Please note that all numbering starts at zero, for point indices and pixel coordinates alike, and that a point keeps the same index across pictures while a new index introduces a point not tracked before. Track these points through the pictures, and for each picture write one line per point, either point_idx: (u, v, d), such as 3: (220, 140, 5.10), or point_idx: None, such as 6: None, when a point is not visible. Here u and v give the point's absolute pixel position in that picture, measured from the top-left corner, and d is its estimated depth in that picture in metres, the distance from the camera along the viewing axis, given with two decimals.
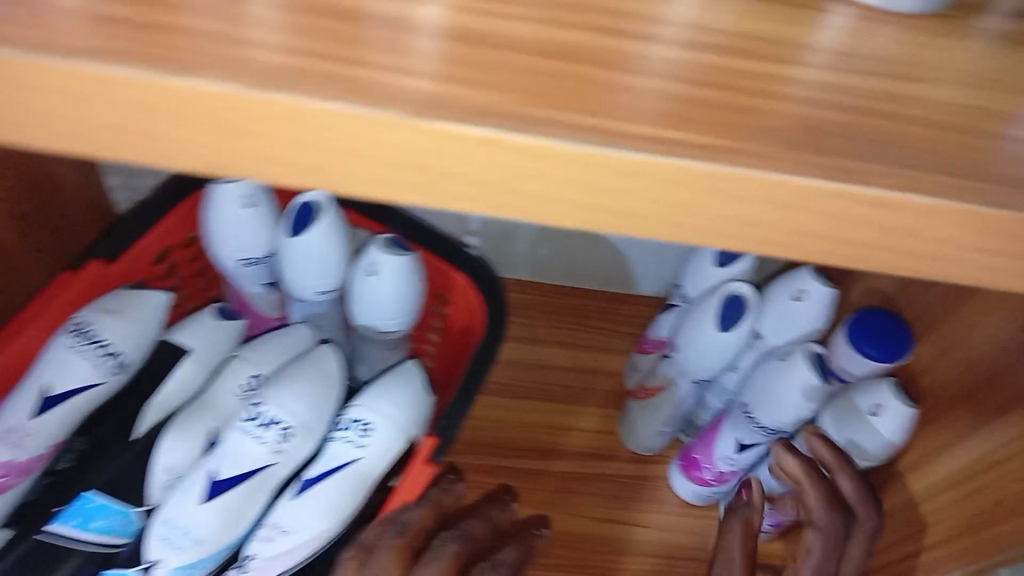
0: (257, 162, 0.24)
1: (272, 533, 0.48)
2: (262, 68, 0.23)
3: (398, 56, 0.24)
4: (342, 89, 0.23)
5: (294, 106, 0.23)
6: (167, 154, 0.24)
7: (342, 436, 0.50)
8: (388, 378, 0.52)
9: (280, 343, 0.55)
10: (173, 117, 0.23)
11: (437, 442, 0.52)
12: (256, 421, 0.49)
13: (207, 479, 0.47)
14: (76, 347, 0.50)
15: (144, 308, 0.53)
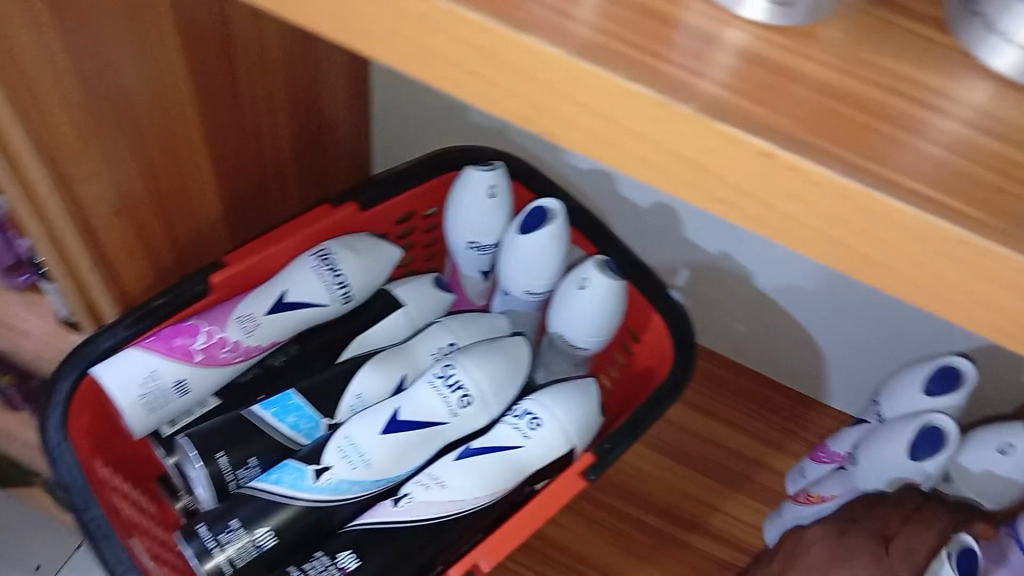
0: (539, 113, 0.25)
1: (430, 483, 0.51)
2: (571, 28, 0.24)
3: (688, 42, 0.25)
4: (635, 66, 0.24)
5: (600, 77, 0.23)
6: (456, 82, 0.25)
7: (512, 423, 0.54)
8: (564, 389, 0.55)
9: (480, 326, 0.61)
10: (478, 52, 0.24)
11: (594, 460, 0.54)
12: (447, 384, 0.54)
13: (391, 418, 0.52)
14: (318, 271, 0.58)
15: (380, 258, 0.61)
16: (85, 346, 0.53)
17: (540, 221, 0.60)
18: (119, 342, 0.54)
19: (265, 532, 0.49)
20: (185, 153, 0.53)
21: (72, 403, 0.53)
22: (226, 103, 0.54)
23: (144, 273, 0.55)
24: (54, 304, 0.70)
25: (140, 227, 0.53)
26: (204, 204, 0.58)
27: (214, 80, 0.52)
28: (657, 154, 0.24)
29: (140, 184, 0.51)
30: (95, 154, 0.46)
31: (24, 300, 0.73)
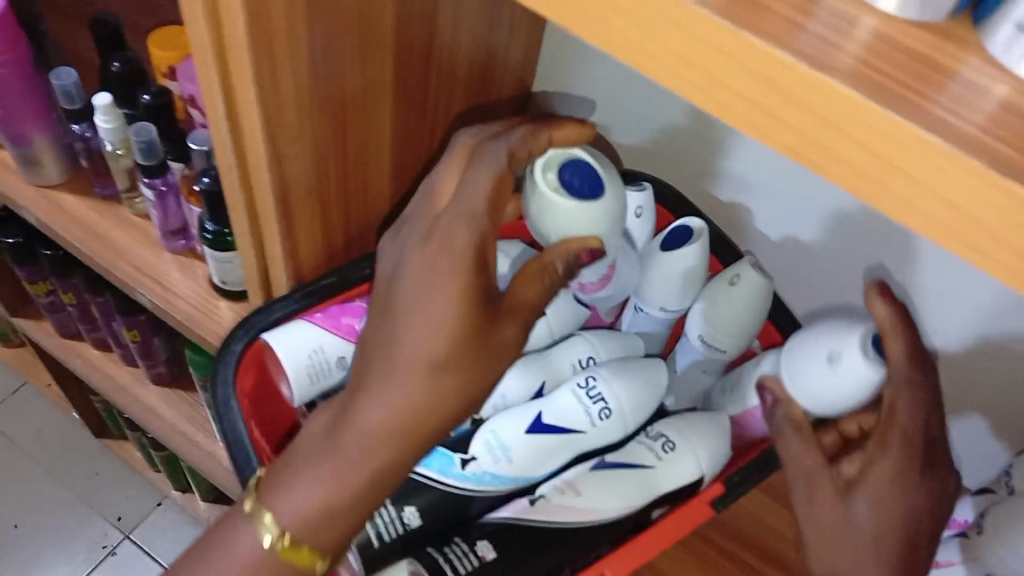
0: (814, 148, 0.26)
1: (565, 488, 0.52)
2: (853, 73, 0.26)
3: (966, 97, 0.26)
4: (923, 114, 0.25)
5: (890, 122, 0.24)
6: (736, 112, 0.27)
7: (648, 444, 0.55)
8: (699, 420, 0.56)
9: (617, 340, 0.62)
10: (766, 84, 0.26)
11: (723, 491, 0.55)
12: (589, 395, 0.55)
13: (535, 418, 0.53)
14: None
15: None
16: (260, 311, 0.56)
17: (686, 238, 0.63)
18: (290, 313, 0.57)
19: (411, 510, 0.51)
20: (374, 141, 0.56)
21: (241, 363, 0.56)
22: (416, 100, 0.57)
23: (317, 251, 0.58)
24: (209, 269, 0.75)
25: (324, 207, 0.56)
26: (377, 193, 0.60)
27: (411, 78, 0.55)
28: (928, 204, 0.25)
29: (333, 165, 0.54)
30: (305, 131, 0.49)
31: (181, 262, 0.78)
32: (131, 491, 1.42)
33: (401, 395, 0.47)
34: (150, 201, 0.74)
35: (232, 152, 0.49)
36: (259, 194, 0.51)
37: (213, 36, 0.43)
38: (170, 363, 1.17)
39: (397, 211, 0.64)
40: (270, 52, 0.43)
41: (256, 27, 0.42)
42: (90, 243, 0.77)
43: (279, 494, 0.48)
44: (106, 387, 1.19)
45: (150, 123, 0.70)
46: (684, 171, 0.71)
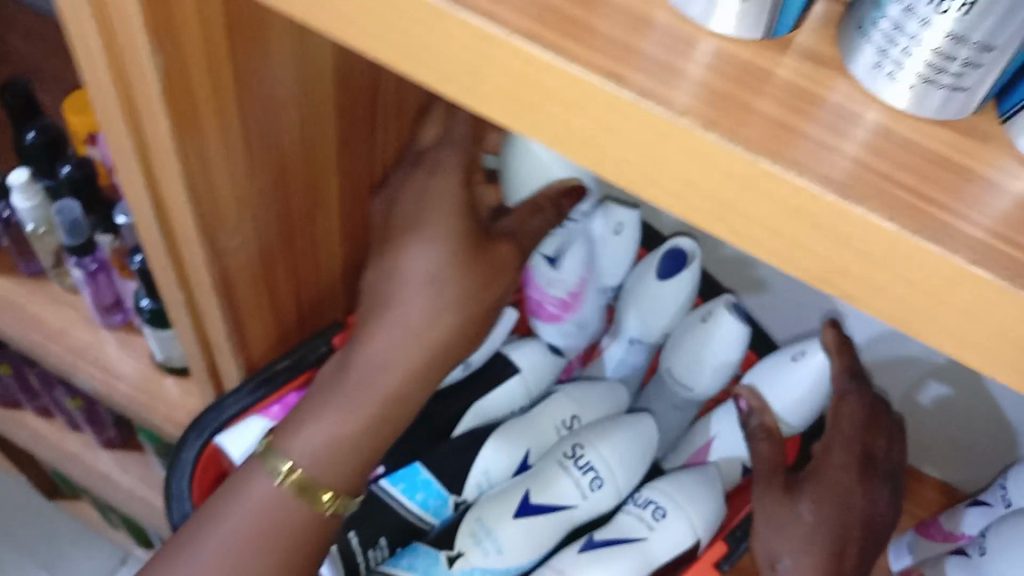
0: (846, 277, 0.24)
1: None
2: (888, 187, 0.23)
3: (1015, 194, 0.23)
4: (974, 239, 0.22)
5: (938, 259, 0.22)
6: (755, 238, 0.24)
7: (637, 513, 0.52)
8: (688, 481, 0.54)
9: (597, 394, 0.59)
10: (790, 215, 0.23)
11: (727, 550, 0.52)
12: (577, 464, 0.52)
13: (523, 498, 0.50)
14: None
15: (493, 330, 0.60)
16: (212, 410, 0.52)
17: (678, 265, 0.60)
18: (244, 406, 0.52)
19: None
20: (320, 216, 0.52)
21: (197, 468, 0.52)
22: (362, 167, 0.53)
23: (268, 336, 0.54)
24: (152, 346, 0.69)
25: (271, 291, 0.51)
26: (328, 266, 0.56)
27: (356, 147, 0.51)
28: (986, 339, 0.22)
29: (278, 250, 0.49)
30: (246, 221, 0.45)
31: (122, 337, 0.72)
32: (92, 554, 1.35)
33: (409, 306, 0.47)
34: (80, 279, 0.68)
35: (166, 252, 0.44)
36: (201, 291, 0.47)
37: (135, 141, 0.38)
38: (120, 425, 1.10)
39: (351, 280, 0.60)
40: (197, 152, 0.39)
41: (182, 126, 0.37)
42: (20, 326, 0.71)
43: (293, 425, 0.46)
44: (54, 456, 1.12)
45: (73, 198, 0.65)
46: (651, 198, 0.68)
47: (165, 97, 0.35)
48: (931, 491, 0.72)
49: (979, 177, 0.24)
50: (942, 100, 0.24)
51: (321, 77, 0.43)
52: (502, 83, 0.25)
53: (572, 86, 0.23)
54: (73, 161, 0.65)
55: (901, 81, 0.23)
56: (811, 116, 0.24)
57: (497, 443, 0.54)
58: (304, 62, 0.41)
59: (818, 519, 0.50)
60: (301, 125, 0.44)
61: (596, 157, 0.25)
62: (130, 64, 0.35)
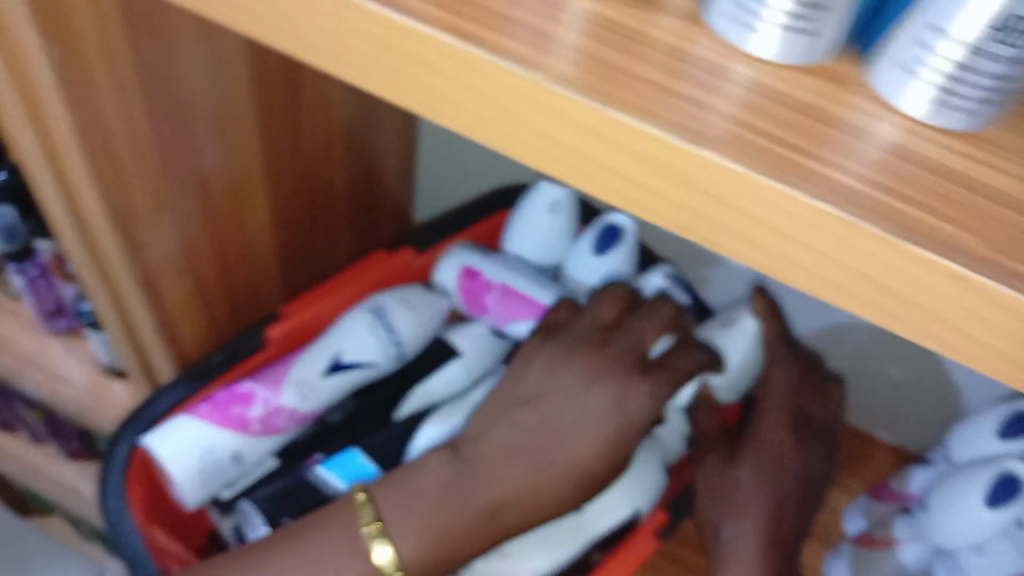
0: (701, 226, 0.24)
1: (490, 553, 0.49)
2: (745, 134, 0.23)
3: (875, 136, 0.24)
4: (825, 182, 0.22)
5: (789, 199, 0.22)
6: (618, 192, 0.24)
7: None
8: None
9: None
10: (652, 168, 0.23)
11: (666, 518, 0.53)
12: None
13: None
14: (368, 328, 0.57)
15: (428, 312, 0.60)
16: (142, 409, 0.52)
17: (613, 240, 0.60)
18: (178, 403, 0.52)
19: None
20: (247, 215, 0.52)
21: (131, 466, 0.51)
22: (289, 165, 0.54)
23: (199, 333, 0.54)
24: (97, 350, 0.69)
25: (199, 289, 0.52)
26: (260, 263, 0.57)
27: (280, 147, 0.51)
28: (844, 278, 0.23)
29: (204, 248, 0.50)
30: (164, 224, 0.45)
31: (68, 343, 0.72)
32: None
33: (516, 443, 0.48)
34: (20, 286, 0.67)
35: (84, 250, 0.44)
36: (124, 290, 0.47)
37: (39, 140, 0.38)
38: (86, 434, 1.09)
39: (285, 275, 0.60)
40: (106, 148, 0.39)
41: (84, 129, 0.37)
42: None
43: (396, 518, 0.46)
44: (19, 469, 1.11)
45: None
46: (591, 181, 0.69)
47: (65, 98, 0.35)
48: (885, 454, 0.73)
49: (839, 123, 0.24)
50: (797, 44, 0.24)
51: (234, 81, 0.44)
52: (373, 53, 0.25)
53: (432, 49, 0.24)
54: None
55: (759, 30, 0.24)
56: (676, 72, 0.24)
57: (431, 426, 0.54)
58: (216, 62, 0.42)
59: (758, 489, 0.51)
60: (219, 127, 0.45)
61: (467, 120, 0.25)
62: (23, 64, 0.34)
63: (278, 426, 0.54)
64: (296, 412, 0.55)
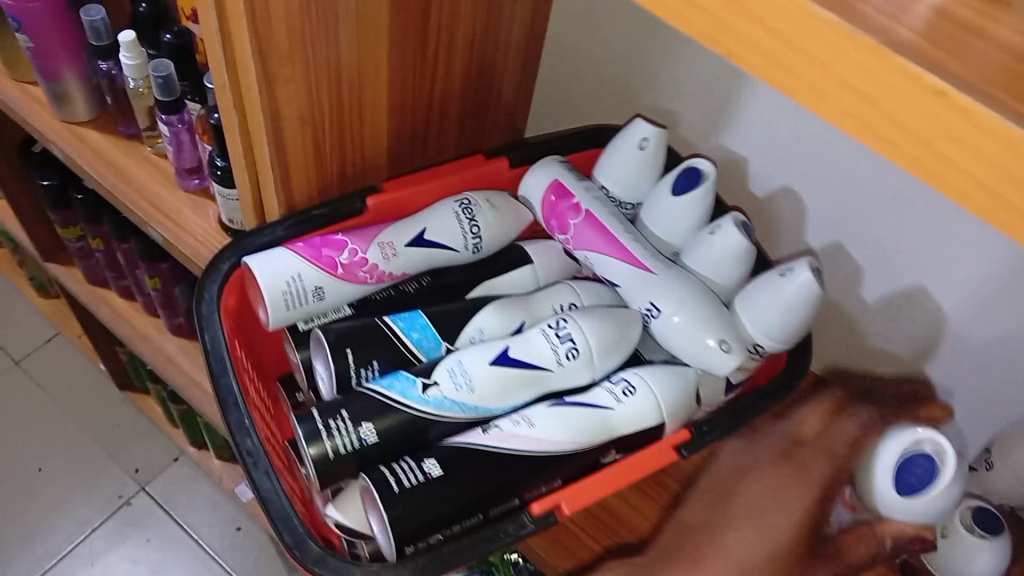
0: (737, 40, 0.30)
1: (519, 420, 0.53)
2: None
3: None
4: (842, 9, 0.28)
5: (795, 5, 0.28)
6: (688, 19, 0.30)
7: (609, 386, 0.55)
8: (660, 368, 0.57)
9: (597, 293, 0.62)
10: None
11: (689, 437, 0.55)
12: (558, 334, 0.56)
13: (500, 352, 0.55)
14: (453, 217, 0.62)
15: (512, 217, 0.64)
16: (249, 235, 0.58)
17: (693, 181, 0.63)
18: (277, 239, 0.59)
19: (369, 428, 0.52)
20: (371, 78, 0.58)
21: (227, 283, 0.58)
22: (415, 43, 0.59)
23: (309, 184, 0.61)
24: (219, 207, 0.77)
25: (315, 139, 0.58)
26: (374, 131, 0.62)
27: (407, 22, 0.57)
28: (846, 96, 0.28)
29: (327, 101, 0.56)
30: (298, 64, 0.52)
31: (194, 201, 0.81)
32: (150, 445, 1.54)
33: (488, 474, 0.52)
34: (168, 137, 0.76)
35: (227, 79, 0.52)
36: (254, 119, 0.53)
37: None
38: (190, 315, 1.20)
39: (394, 153, 0.66)
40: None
41: None
42: (111, 176, 0.81)
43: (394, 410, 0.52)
44: (130, 337, 1.23)
45: (170, 60, 0.72)
46: (693, 141, 0.74)
47: None
48: None
49: None
50: None
51: None
52: None
53: None
54: (175, 30, 0.73)
55: None
56: None
57: (493, 312, 0.59)
58: None
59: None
60: None
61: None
62: None
63: (358, 276, 0.59)
64: (376, 269, 0.60)
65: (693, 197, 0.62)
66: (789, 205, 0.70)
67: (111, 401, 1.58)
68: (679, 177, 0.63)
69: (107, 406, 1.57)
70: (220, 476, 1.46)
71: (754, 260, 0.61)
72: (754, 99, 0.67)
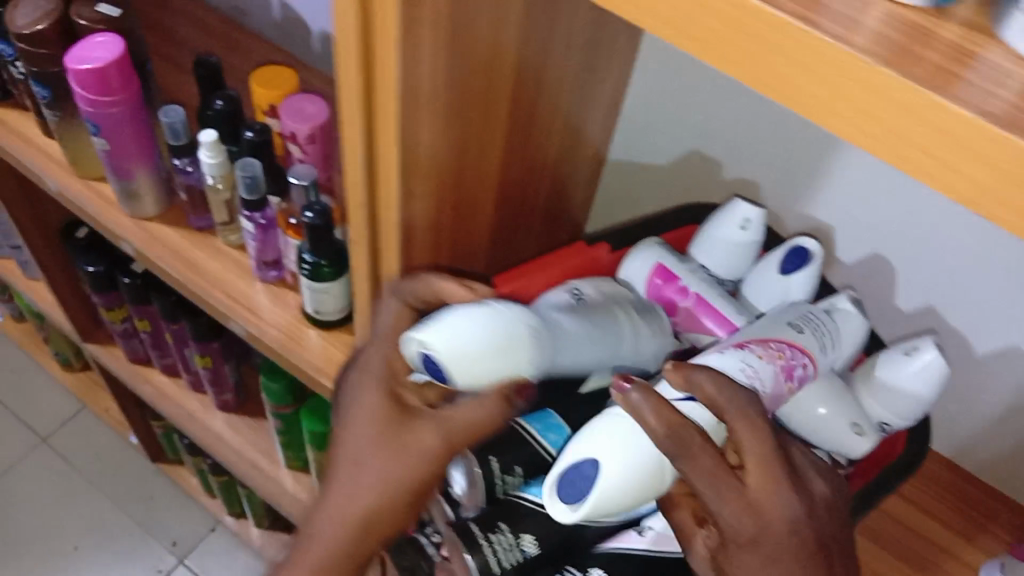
0: None
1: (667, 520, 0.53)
2: None
3: None
4: None
5: None
6: None
7: None
8: None
9: None
10: (899, 110, 0.27)
11: None
12: None
13: None
14: None
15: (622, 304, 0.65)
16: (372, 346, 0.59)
17: (801, 260, 0.63)
18: None
19: (529, 539, 0.52)
20: (484, 177, 0.58)
21: None
22: (522, 139, 0.59)
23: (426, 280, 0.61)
24: (302, 299, 0.77)
25: (434, 240, 0.58)
26: (480, 225, 0.63)
27: (521, 123, 0.57)
28: None
29: (448, 207, 0.56)
30: (432, 176, 0.52)
31: (272, 291, 0.81)
32: (187, 516, 1.52)
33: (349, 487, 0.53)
34: (250, 234, 0.75)
35: (363, 200, 0.52)
36: (386, 230, 0.54)
37: (365, 108, 0.46)
38: (236, 390, 1.19)
39: (494, 242, 0.67)
40: (413, 122, 0.47)
41: (408, 85, 0.44)
42: (187, 271, 0.80)
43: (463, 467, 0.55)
44: (176, 415, 1.22)
45: (254, 158, 0.72)
46: (776, 208, 0.74)
47: (403, 58, 0.42)
48: None
49: None
50: None
51: (509, 58, 0.50)
52: (712, 26, 0.29)
53: None
54: (256, 127, 0.72)
55: None
56: None
57: None
58: (504, 43, 0.48)
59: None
60: (490, 99, 0.51)
61: None
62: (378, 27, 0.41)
63: None
64: None
65: (803, 275, 0.63)
66: (878, 270, 0.71)
67: (142, 472, 1.56)
68: (786, 257, 0.64)
69: (140, 479, 1.55)
70: (263, 543, 1.46)
71: (868, 337, 0.62)
72: (843, 170, 0.67)
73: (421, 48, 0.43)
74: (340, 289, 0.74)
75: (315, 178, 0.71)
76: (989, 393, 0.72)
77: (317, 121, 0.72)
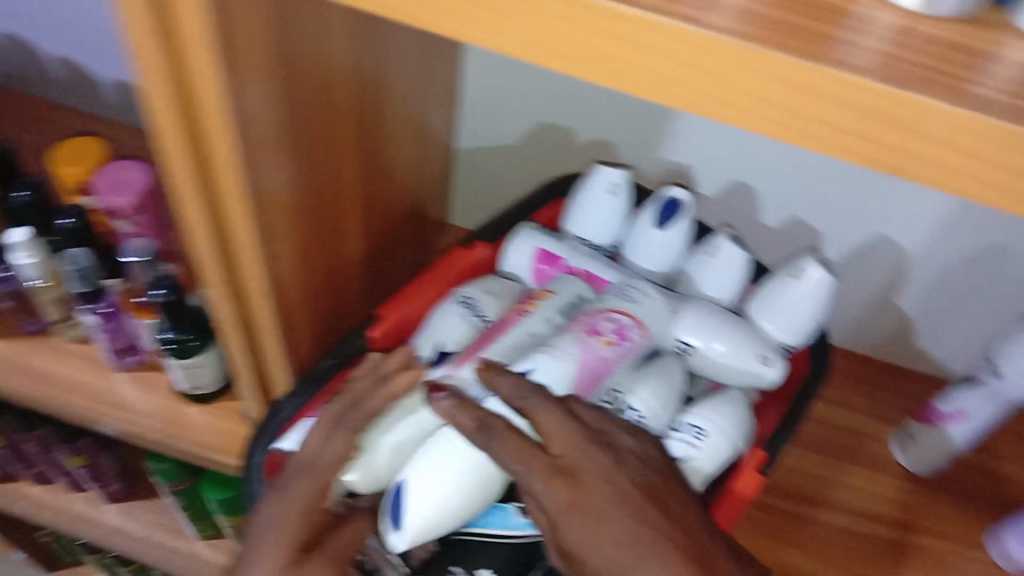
0: (868, 143, 0.30)
1: None
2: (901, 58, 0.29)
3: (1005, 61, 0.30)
4: (959, 93, 0.28)
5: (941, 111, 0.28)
6: (824, 138, 0.30)
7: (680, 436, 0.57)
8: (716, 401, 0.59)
9: None
10: (793, 89, 0.29)
11: (765, 456, 0.58)
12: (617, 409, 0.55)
13: None
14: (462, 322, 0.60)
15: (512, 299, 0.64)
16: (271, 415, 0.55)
17: (674, 210, 0.64)
18: (299, 408, 0.56)
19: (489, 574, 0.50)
20: (343, 205, 0.55)
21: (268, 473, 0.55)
22: (371, 156, 0.56)
23: (308, 328, 0.57)
24: (173, 379, 0.71)
25: (307, 284, 0.55)
26: (348, 255, 0.60)
27: (365, 141, 0.54)
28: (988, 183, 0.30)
29: (313, 248, 0.53)
30: (290, 223, 0.48)
31: (137, 377, 0.74)
32: None
33: None
34: (96, 326, 0.68)
35: (223, 271, 0.48)
36: (254, 292, 0.49)
37: (200, 170, 0.41)
38: (122, 477, 1.10)
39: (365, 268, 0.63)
40: (259, 174, 0.42)
41: (244, 138, 0.40)
42: (33, 383, 0.72)
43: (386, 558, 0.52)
44: (60, 522, 1.11)
45: (76, 247, 0.64)
46: (630, 158, 0.74)
47: (234, 112, 0.38)
48: (919, 385, 0.80)
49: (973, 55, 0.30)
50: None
51: (342, 79, 0.47)
52: (584, 38, 0.30)
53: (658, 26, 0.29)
54: (69, 211, 0.65)
55: None
56: (836, 24, 0.30)
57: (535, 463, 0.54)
58: (332, 65, 0.45)
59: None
60: (331, 127, 0.48)
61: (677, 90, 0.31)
62: (196, 86, 0.37)
63: None
64: None
65: (679, 225, 0.64)
66: (739, 195, 0.73)
67: None
68: (659, 209, 0.64)
69: None
70: None
71: (752, 268, 0.63)
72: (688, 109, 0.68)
73: (249, 97, 0.39)
74: (213, 358, 0.69)
75: (153, 250, 0.62)
76: (863, 281, 0.76)
77: (137, 188, 0.65)
